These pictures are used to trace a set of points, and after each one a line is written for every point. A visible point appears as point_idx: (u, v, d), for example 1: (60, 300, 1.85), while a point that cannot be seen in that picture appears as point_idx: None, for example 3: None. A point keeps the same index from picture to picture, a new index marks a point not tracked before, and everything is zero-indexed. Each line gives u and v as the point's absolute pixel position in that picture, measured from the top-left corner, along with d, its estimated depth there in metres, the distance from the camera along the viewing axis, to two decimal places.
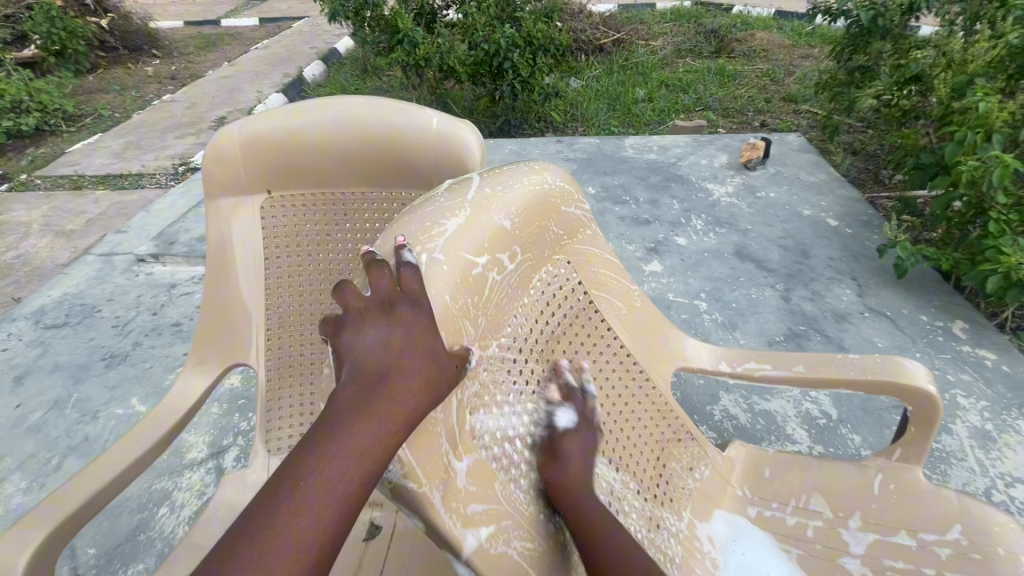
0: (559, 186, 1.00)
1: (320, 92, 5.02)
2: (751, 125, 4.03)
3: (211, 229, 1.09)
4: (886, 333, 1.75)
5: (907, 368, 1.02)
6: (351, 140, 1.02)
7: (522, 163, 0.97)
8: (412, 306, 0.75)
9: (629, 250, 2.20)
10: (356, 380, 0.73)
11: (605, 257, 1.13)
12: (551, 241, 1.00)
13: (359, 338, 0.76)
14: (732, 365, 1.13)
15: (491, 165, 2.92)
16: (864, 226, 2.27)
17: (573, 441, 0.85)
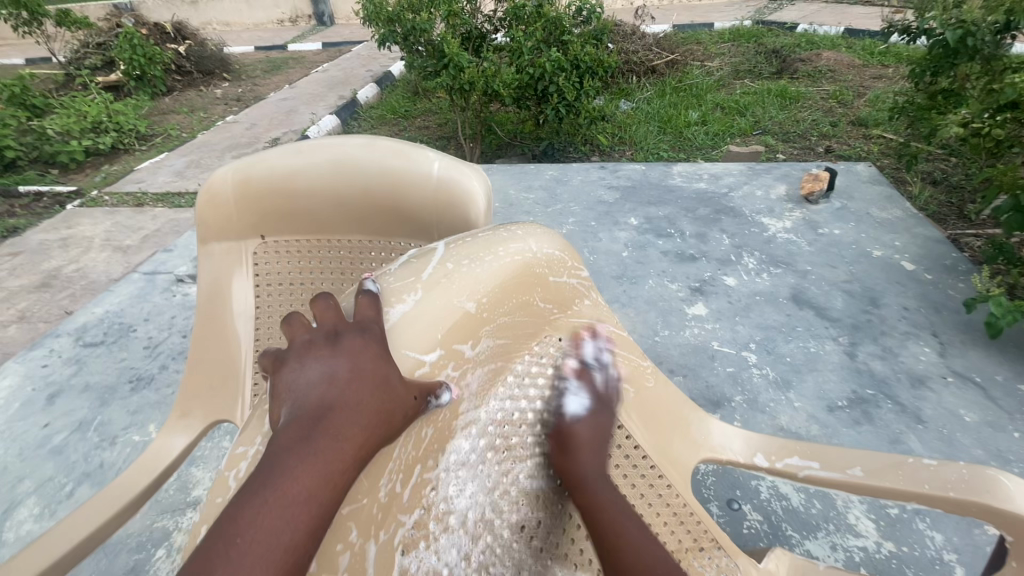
0: (549, 253, 1.01)
1: (371, 113, 5.14)
2: (815, 151, 3.75)
3: (206, 271, 1.17)
4: (976, 405, 1.49)
5: (1007, 488, 0.87)
6: (347, 183, 1.06)
7: (500, 226, 0.98)
8: (364, 328, 0.77)
9: (671, 290, 2.03)
10: (300, 412, 0.70)
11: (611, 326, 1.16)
12: (538, 314, 1.03)
13: (299, 372, 0.75)
14: (770, 460, 1.06)
15: (530, 191, 2.82)
16: (947, 272, 2.00)
17: (583, 425, 0.97)
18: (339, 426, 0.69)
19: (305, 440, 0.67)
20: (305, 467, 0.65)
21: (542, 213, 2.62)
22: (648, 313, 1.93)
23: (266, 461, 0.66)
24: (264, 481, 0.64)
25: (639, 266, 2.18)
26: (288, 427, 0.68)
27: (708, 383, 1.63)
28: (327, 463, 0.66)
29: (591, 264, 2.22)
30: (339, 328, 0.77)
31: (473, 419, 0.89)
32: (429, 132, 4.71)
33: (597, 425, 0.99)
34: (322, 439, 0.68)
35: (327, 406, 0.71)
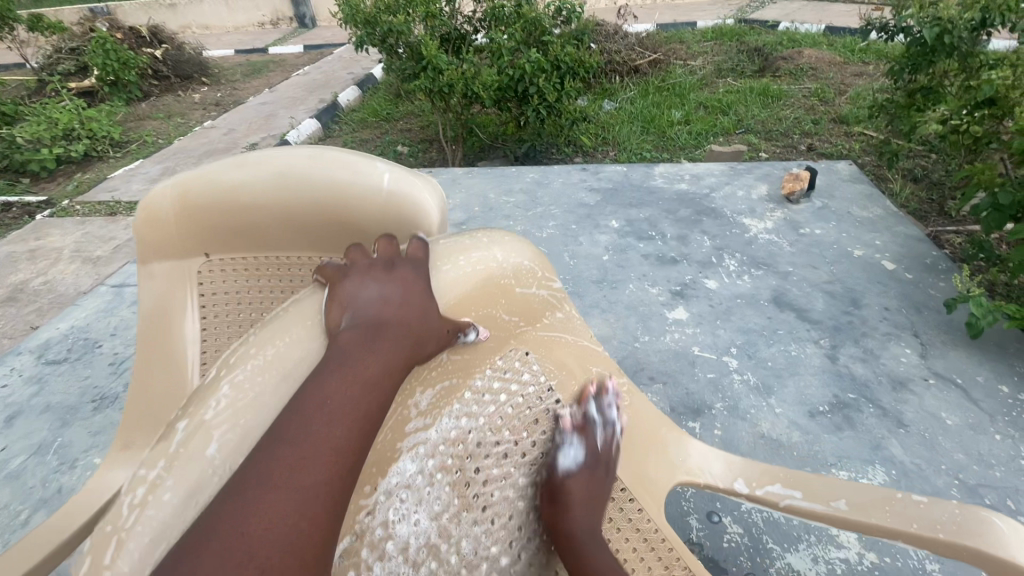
0: (517, 263, 1.09)
1: (352, 116, 5.07)
2: (797, 149, 3.74)
3: (146, 295, 1.16)
4: (957, 407, 1.48)
5: (999, 531, 0.87)
6: (293, 197, 1.05)
7: (464, 234, 1.05)
8: (415, 270, 0.94)
9: (652, 293, 2.00)
10: (360, 324, 0.83)
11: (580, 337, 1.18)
12: (504, 327, 1.08)
13: (360, 287, 0.87)
14: (751, 486, 1.03)
15: (510, 194, 2.78)
16: (927, 271, 1.98)
17: (578, 484, 0.94)
18: (392, 343, 0.85)
19: (369, 348, 0.82)
20: (366, 366, 0.80)
21: (522, 217, 2.58)
22: (629, 318, 1.89)
23: (334, 357, 0.79)
24: (334, 373, 0.77)
25: (620, 270, 2.14)
26: (354, 337, 0.82)
27: (688, 390, 1.60)
28: (383, 369, 0.82)
29: (571, 269, 2.18)
30: (394, 263, 0.93)
31: (424, 437, 0.89)
32: (411, 135, 4.66)
33: (591, 488, 0.94)
34: (381, 350, 0.83)
35: (385, 325, 0.86)
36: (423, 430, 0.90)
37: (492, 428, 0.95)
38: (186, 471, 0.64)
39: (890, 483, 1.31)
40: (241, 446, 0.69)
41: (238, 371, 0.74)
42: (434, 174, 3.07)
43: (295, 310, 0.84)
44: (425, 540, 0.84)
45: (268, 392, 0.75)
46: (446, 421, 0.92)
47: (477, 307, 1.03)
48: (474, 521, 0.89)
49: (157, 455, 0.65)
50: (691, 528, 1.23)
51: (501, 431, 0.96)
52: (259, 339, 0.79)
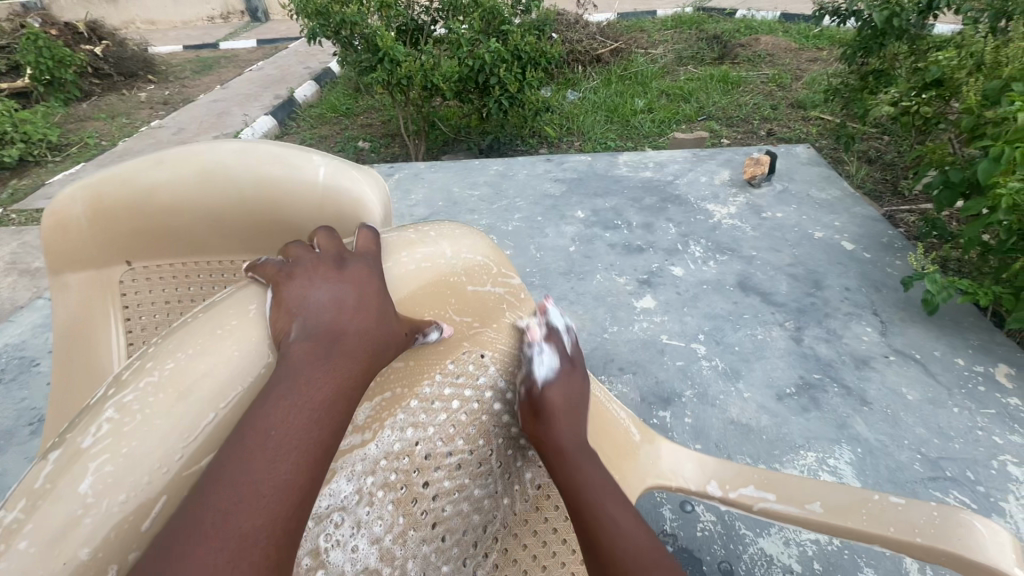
0: (468, 259, 0.90)
1: (310, 112, 4.90)
2: (758, 134, 3.79)
3: (60, 307, 1.10)
4: (917, 382, 1.50)
5: (980, 536, 0.85)
6: (227, 199, 1.01)
7: (409, 225, 0.88)
8: (363, 265, 0.78)
9: (619, 283, 1.98)
10: (308, 337, 0.69)
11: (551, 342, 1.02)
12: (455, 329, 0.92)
13: (308, 291, 0.72)
14: (723, 489, 1.01)
15: (474, 188, 2.72)
16: (884, 249, 2.02)
17: (553, 390, 0.93)
18: (345, 359, 0.72)
19: (319, 366, 0.69)
20: (314, 396, 0.68)
21: (488, 210, 2.52)
22: (597, 310, 1.87)
23: (277, 380, 0.67)
24: (277, 399, 0.66)
25: (587, 261, 2.12)
26: (298, 352, 0.68)
27: (658, 379, 1.59)
28: (337, 390, 0.71)
29: (538, 261, 2.15)
30: (345, 260, 0.77)
31: (362, 452, 0.90)
32: (372, 130, 4.54)
33: (570, 396, 0.95)
34: (333, 369, 0.71)
35: (338, 338, 0.72)
36: (360, 447, 0.89)
37: (441, 438, 0.98)
38: (49, 517, 0.54)
39: (857, 461, 1.33)
40: (126, 480, 0.58)
41: (129, 391, 0.62)
42: (396, 168, 2.98)
43: (204, 316, 0.68)
44: (363, 565, 0.92)
45: (161, 412, 0.61)
46: (388, 434, 0.92)
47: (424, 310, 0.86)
48: (422, 539, 0.96)
49: (20, 493, 0.56)
50: (664, 519, 1.21)
51: (453, 441, 0.99)
52: (158, 349, 0.65)
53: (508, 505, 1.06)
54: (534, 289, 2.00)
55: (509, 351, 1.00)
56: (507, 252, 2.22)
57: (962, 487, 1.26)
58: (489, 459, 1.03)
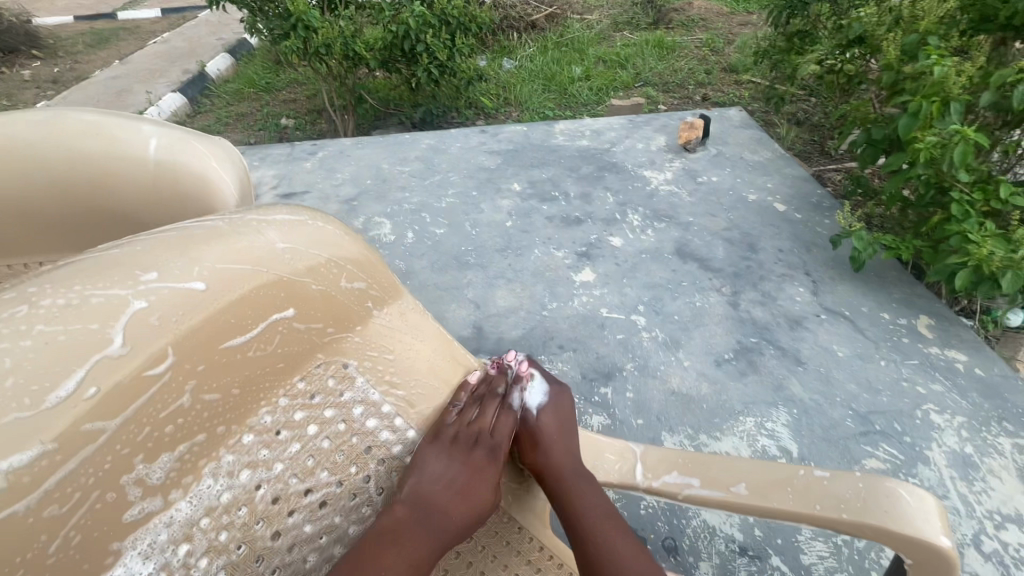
0: (310, 255, 0.82)
1: (226, 88, 4.50)
2: (693, 100, 3.79)
3: None
4: (847, 339, 1.53)
5: (903, 504, 0.82)
6: (71, 189, 1.17)
7: (227, 220, 0.81)
8: (492, 457, 0.92)
9: (558, 257, 1.91)
10: (419, 495, 0.84)
11: (429, 329, 0.95)
12: (300, 340, 0.79)
13: (433, 460, 0.87)
14: (649, 478, 0.96)
15: (404, 164, 2.56)
16: (814, 209, 2.05)
17: (547, 417, 0.99)
18: (440, 523, 0.84)
19: (420, 523, 0.82)
20: (414, 548, 0.80)
21: (420, 187, 2.38)
22: (536, 287, 1.80)
23: (386, 527, 0.80)
24: (385, 542, 0.79)
25: (524, 235, 2.03)
26: (408, 510, 0.82)
27: (599, 354, 1.54)
28: (426, 548, 0.81)
29: (473, 239, 2.04)
30: (479, 445, 0.92)
31: (159, 521, 0.67)
32: (296, 106, 4.21)
33: (555, 420, 0.99)
34: (433, 527, 0.83)
35: (443, 507, 0.85)
36: (163, 511, 0.67)
37: (300, 473, 0.79)
38: None
39: (793, 423, 1.33)
40: None
41: None
42: (319, 146, 2.76)
43: None
44: None
45: None
46: (211, 483, 0.71)
47: (254, 319, 0.75)
48: None
49: None
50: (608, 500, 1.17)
51: (314, 475, 0.80)
52: None
53: None
54: (469, 269, 1.90)
55: (382, 357, 0.88)
56: (441, 231, 2.10)
57: (890, 439, 1.28)
58: (365, 487, 0.84)
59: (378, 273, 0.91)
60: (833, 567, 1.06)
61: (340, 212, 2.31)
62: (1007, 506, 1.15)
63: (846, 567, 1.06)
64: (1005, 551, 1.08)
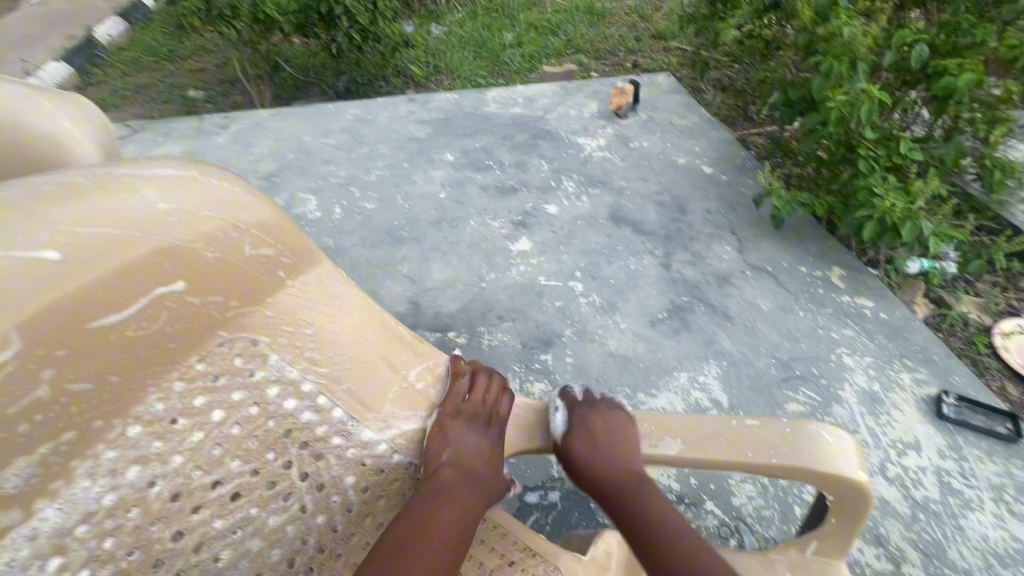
0: (201, 215, 0.63)
1: (121, 56, 4.03)
2: (624, 67, 3.80)
3: None
4: (770, 293, 1.61)
5: (826, 443, 0.78)
6: None
7: (83, 168, 0.60)
8: (505, 421, 0.90)
9: (494, 228, 1.88)
10: (457, 462, 0.81)
11: (357, 302, 0.80)
12: (192, 320, 0.64)
13: (461, 431, 0.84)
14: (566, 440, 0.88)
15: (328, 135, 2.41)
16: (739, 170, 2.12)
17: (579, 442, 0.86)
18: (479, 486, 0.82)
19: (463, 487, 0.80)
20: (462, 511, 0.77)
21: (346, 159, 2.25)
22: (473, 258, 1.76)
23: (434, 499, 0.76)
24: (439, 507, 0.75)
25: (459, 206, 1.97)
26: (454, 477, 0.79)
27: (538, 322, 1.54)
28: (473, 508, 0.79)
29: (407, 212, 1.96)
30: (495, 411, 0.89)
31: (16, 538, 0.53)
32: (205, 75, 3.85)
33: (596, 435, 0.85)
34: (474, 490, 0.80)
35: (477, 472, 0.83)
36: (20, 526, 0.53)
37: (203, 465, 0.65)
38: None
39: (723, 374, 1.39)
40: None
41: None
42: (232, 118, 2.54)
43: None
44: None
45: None
46: (86, 486, 0.58)
47: (128, 298, 0.58)
48: None
49: None
50: (552, 466, 1.18)
51: (225, 464, 0.67)
52: None
53: (325, 522, 0.75)
54: (404, 244, 1.83)
55: (299, 332, 0.73)
56: (372, 205, 2.00)
57: (809, 382, 1.37)
58: (286, 473, 0.72)
59: (291, 236, 0.72)
60: (760, 506, 1.13)
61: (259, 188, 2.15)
62: (909, 435, 1.25)
63: (772, 504, 1.13)
64: (906, 475, 1.18)
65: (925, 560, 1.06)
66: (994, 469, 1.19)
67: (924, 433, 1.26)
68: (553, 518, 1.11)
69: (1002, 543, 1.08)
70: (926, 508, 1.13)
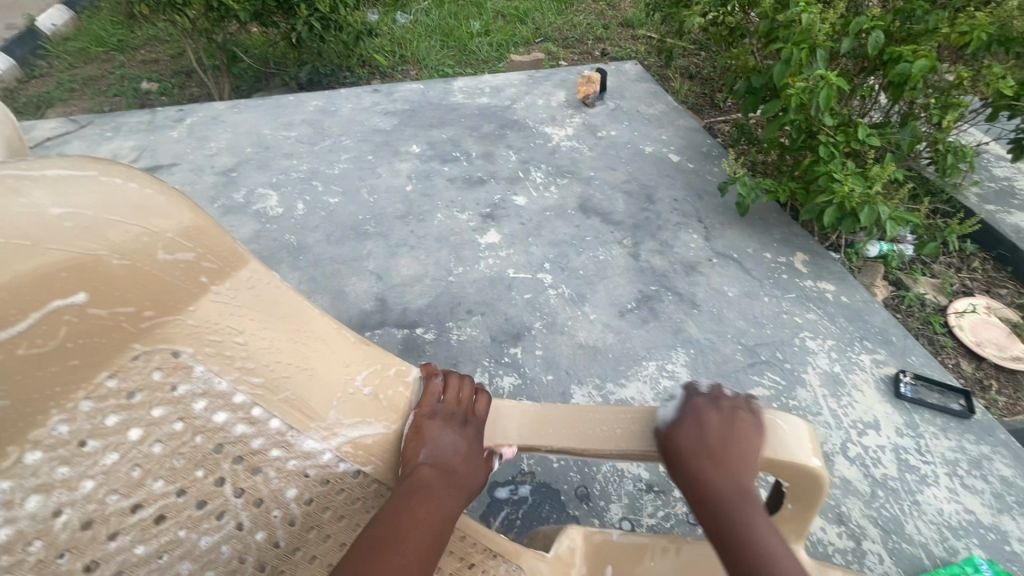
0: (104, 218, 0.57)
1: (68, 47, 3.83)
2: (592, 55, 3.79)
3: None
4: (736, 280, 1.62)
5: (779, 433, 0.73)
6: None
7: None
8: (485, 421, 0.83)
9: (461, 220, 1.85)
10: (434, 463, 0.75)
11: (293, 305, 0.75)
12: (103, 333, 0.58)
13: (438, 431, 0.78)
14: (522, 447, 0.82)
15: (289, 128, 2.33)
16: (705, 158, 2.14)
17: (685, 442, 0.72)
18: (457, 489, 0.75)
19: (440, 487, 0.74)
20: (436, 513, 0.71)
21: (308, 153, 2.18)
22: (440, 252, 1.73)
23: (406, 503, 0.70)
24: (411, 512, 0.69)
25: (425, 199, 1.94)
26: (428, 480, 0.73)
27: (507, 316, 1.52)
28: (450, 513, 0.72)
29: (372, 206, 1.92)
30: (473, 411, 0.82)
31: None
32: (159, 67, 3.69)
33: (708, 435, 0.72)
34: (452, 489, 0.75)
35: (457, 470, 0.76)
36: None
37: (119, 489, 0.60)
38: None
39: (690, 362, 1.41)
40: None
41: None
42: (186, 111, 2.44)
43: None
44: None
45: None
46: None
47: (17, 310, 0.52)
48: None
49: None
50: (523, 460, 1.17)
51: (145, 486, 0.61)
52: None
53: (267, 538, 0.69)
54: (369, 239, 1.79)
55: (227, 340, 0.68)
56: (335, 200, 1.95)
57: (774, 367, 1.39)
58: (219, 490, 0.66)
59: (216, 241, 0.66)
60: None
61: (216, 183, 2.06)
62: (869, 415, 1.28)
63: None
64: (866, 454, 1.21)
65: (884, 536, 1.09)
66: (948, 444, 1.23)
67: (883, 412, 1.29)
68: (524, 513, 1.10)
69: (956, 516, 1.12)
70: (884, 486, 1.16)
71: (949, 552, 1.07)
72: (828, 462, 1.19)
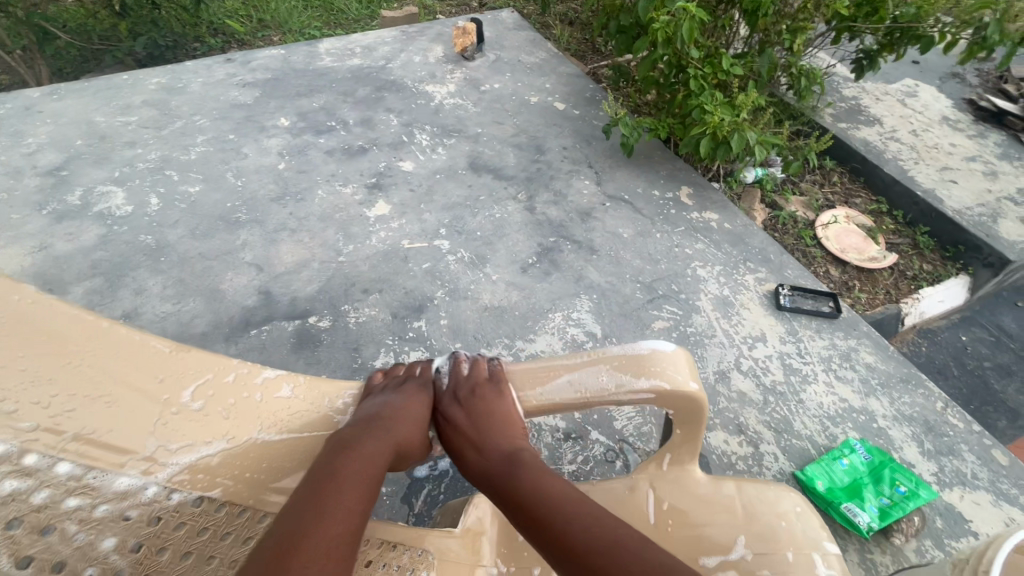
0: None
1: None
2: (470, 6, 3.60)
3: None
4: (629, 220, 1.66)
5: (660, 362, 0.76)
6: None
7: None
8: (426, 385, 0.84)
9: (346, 195, 1.71)
10: (356, 425, 0.73)
11: (59, 326, 0.64)
12: None
13: (372, 401, 0.79)
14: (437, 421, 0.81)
15: (127, 111, 2.00)
16: (589, 103, 2.13)
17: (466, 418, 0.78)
18: (389, 437, 0.72)
19: (370, 441, 0.70)
20: (366, 466, 0.66)
21: (156, 138, 1.89)
22: (326, 232, 1.60)
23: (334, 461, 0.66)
24: (339, 467, 0.65)
25: (301, 176, 1.77)
26: (359, 434, 0.71)
27: (407, 289, 1.45)
28: (374, 465, 0.67)
29: (240, 190, 1.72)
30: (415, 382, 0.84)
31: None
32: None
33: (483, 415, 0.77)
34: (380, 438, 0.71)
35: (390, 426, 0.74)
36: None
37: None
38: None
39: (594, 307, 1.43)
40: None
41: None
42: None
43: None
44: None
45: None
46: None
47: None
48: None
49: None
50: None
51: None
52: None
53: None
54: (242, 227, 1.61)
55: None
56: (196, 188, 1.72)
57: (671, 299, 1.45)
58: None
59: None
60: (639, 423, 1.19)
61: (39, 185, 1.73)
62: (755, 329, 1.38)
63: (649, 420, 1.20)
64: (756, 365, 1.31)
65: (776, 436, 1.19)
66: (823, 344, 1.36)
67: (768, 325, 1.39)
68: (446, 487, 1.08)
69: (833, 406, 1.24)
70: (775, 391, 1.26)
71: (830, 438, 1.19)
72: (724, 378, 1.28)
